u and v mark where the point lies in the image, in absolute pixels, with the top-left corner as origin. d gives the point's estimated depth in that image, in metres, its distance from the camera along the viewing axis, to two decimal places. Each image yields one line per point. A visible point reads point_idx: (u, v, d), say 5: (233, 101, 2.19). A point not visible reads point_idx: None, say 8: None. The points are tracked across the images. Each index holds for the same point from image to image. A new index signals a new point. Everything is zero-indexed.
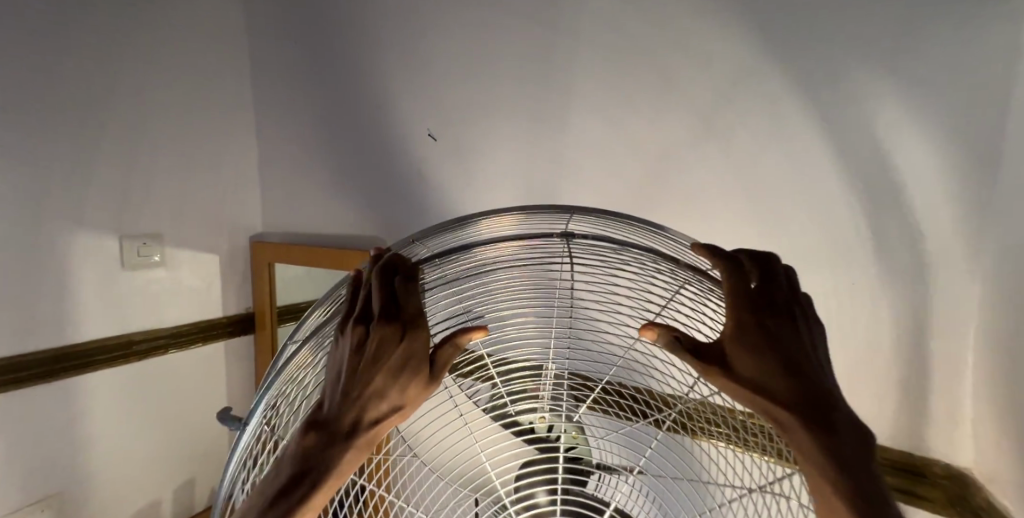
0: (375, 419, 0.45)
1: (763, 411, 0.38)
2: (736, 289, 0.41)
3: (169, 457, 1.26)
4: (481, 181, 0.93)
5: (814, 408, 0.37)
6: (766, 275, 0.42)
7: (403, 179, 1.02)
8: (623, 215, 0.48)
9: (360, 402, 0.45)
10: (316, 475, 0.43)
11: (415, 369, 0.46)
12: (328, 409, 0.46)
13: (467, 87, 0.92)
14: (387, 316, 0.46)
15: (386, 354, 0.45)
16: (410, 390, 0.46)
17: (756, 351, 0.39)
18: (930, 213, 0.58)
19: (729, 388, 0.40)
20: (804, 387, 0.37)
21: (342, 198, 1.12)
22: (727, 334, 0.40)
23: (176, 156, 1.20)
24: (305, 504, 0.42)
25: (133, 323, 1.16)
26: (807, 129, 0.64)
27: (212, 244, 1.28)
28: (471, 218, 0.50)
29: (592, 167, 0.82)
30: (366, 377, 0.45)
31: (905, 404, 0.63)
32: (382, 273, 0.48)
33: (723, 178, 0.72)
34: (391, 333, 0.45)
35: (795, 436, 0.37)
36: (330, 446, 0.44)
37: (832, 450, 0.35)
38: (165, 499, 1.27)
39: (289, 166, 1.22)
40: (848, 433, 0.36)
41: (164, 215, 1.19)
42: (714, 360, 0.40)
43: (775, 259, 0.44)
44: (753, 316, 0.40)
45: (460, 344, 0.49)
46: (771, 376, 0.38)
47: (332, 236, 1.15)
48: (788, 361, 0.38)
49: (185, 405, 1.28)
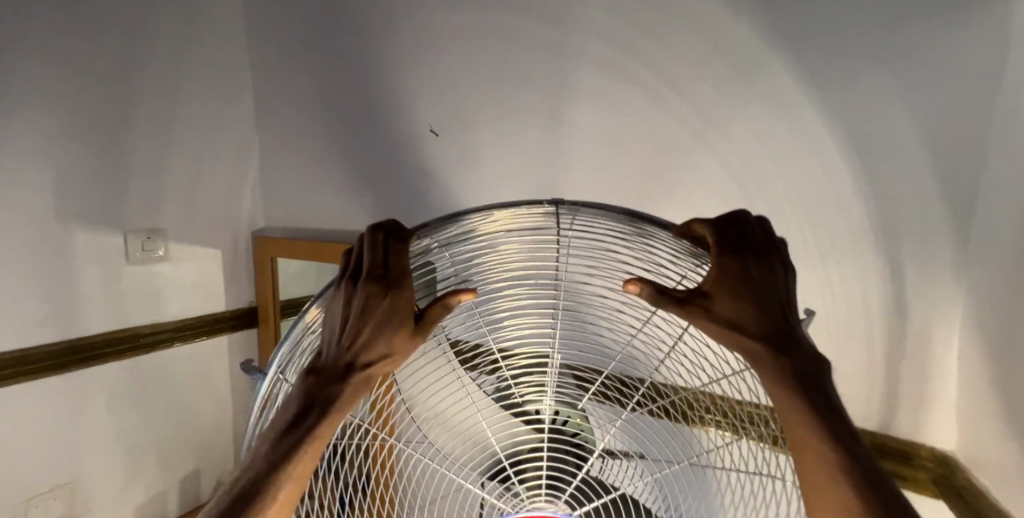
0: (366, 364, 0.50)
1: (742, 350, 0.41)
2: (722, 230, 0.44)
3: (176, 448, 1.28)
4: (482, 175, 0.94)
5: (782, 341, 0.40)
6: (740, 227, 0.44)
7: (405, 173, 1.03)
8: (612, 208, 0.47)
9: (353, 351, 0.50)
10: (318, 411, 0.48)
11: (401, 320, 0.50)
12: (326, 357, 0.51)
13: (468, 81, 0.93)
14: (372, 274, 0.49)
15: (372, 307, 0.49)
16: (397, 339, 0.50)
17: (735, 292, 0.41)
18: (923, 205, 0.59)
19: (706, 326, 0.42)
20: (775, 327, 0.41)
21: (344, 192, 1.13)
22: (709, 279, 0.42)
23: (180, 152, 1.21)
24: (309, 436, 0.47)
25: (140, 317, 1.17)
26: (802, 123, 0.65)
27: (216, 239, 1.29)
28: (470, 211, 0.50)
29: (592, 160, 0.83)
30: (356, 329, 0.49)
31: (898, 391, 0.64)
32: (370, 235, 0.51)
33: (722, 170, 0.72)
34: (377, 290, 0.49)
35: (763, 364, 0.40)
36: (328, 386, 0.49)
37: (798, 377, 0.39)
38: (172, 488, 1.29)
39: (291, 160, 1.23)
40: (809, 365, 0.40)
41: (169, 210, 1.20)
42: (699, 302, 0.42)
43: (750, 213, 0.46)
44: (738, 261, 0.42)
45: (447, 304, 0.51)
46: (745, 314, 0.41)
47: (334, 231, 1.16)
48: (762, 304, 0.41)
49: (191, 397, 1.30)
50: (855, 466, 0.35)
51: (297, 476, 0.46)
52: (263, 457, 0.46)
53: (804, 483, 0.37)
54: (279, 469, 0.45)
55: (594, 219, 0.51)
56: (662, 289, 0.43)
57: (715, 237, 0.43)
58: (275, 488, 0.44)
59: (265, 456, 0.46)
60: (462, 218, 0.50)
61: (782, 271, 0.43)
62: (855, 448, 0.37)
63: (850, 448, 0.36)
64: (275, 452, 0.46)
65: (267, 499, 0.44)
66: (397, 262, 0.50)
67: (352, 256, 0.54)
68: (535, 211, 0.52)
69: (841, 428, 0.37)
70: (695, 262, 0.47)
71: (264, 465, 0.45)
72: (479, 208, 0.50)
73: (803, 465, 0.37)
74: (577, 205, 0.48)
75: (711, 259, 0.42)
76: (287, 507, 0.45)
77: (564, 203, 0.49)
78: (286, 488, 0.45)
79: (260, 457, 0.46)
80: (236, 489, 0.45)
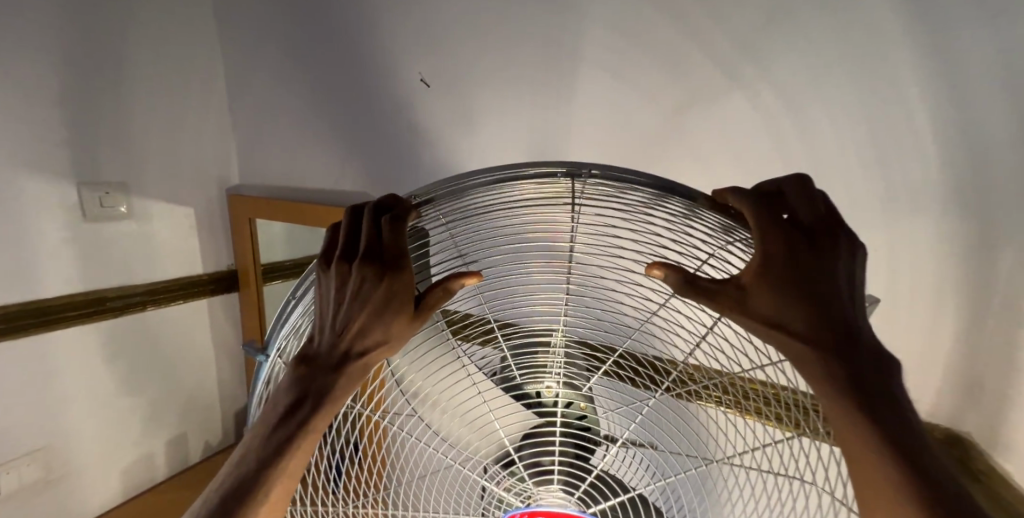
0: (362, 353, 0.43)
1: (783, 347, 0.37)
2: (763, 202, 0.37)
3: (157, 412, 1.24)
4: (478, 136, 0.85)
5: (839, 335, 0.35)
6: (778, 197, 0.38)
7: (395, 125, 0.93)
8: (633, 176, 0.39)
9: (346, 340, 0.43)
10: (311, 403, 0.42)
11: (399, 305, 0.43)
12: (319, 344, 0.44)
13: (462, 25, 0.82)
14: (367, 253, 0.42)
15: (368, 291, 0.42)
16: (396, 325, 0.43)
17: (780, 283, 0.36)
18: (985, 172, 0.52)
19: (744, 323, 0.37)
20: (824, 322, 0.35)
21: (327, 145, 1.03)
22: (747, 269, 0.37)
23: (143, 100, 1.10)
24: (302, 431, 0.41)
25: (105, 279, 1.10)
26: (841, 79, 0.58)
27: (187, 197, 1.21)
28: (478, 175, 0.42)
29: (602, 117, 0.75)
30: (348, 316, 0.43)
31: (949, 367, 0.59)
32: (370, 212, 0.44)
33: (748, 135, 0.65)
34: (372, 270, 0.41)
35: (814, 362, 0.35)
36: (320, 377, 0.43)
37: (852, 380, 0.34)
38: (157, 451, 1.25)
39: (265, 113, 1.12)
40: (874, 357, 0.35)
41: (131, 164, 1.11)
42: (730, 294, 0.37)
43: (788, 181, 0.39)
44: (784, 240, 0.35)
45: (450, 288, 0.44)
46: (790, 311, 0.36)
47: (318, 188, 1.07)
48: (813, 291, 0.35)
49: (171, 361, 1.24)
50: (917, 476, 0.31)
51: (284, 483, 0.40)
52: (251, 455, 0.40)
53: (860, 493, 0.34)
54: (266, 475, 0.39)
55: (619, 189, 0.43)
56: (688, 276, 0.38)
57: (751, 210, 0.37)
58: (260, 500, 0.38)
59: (256, 453, 0.40)
60: (461, 186, 0.42)
61: (847, 242, 0.37)
62: (923, 456, 0.32)
63: (917, 457, 0.32)
64: (258, 457, 0.40)
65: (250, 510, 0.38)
66: (393, 239, 0.42)
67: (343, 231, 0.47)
68: (549, 179, 0.43)
69: (903, 431, 0.33)
70: (735, 241, 0.41)
71: (247, 473, 0.39)
72: (489, 174, 0.42)
73: (855, 467, 0.34)
74: (596, 171, 0.40)
75: (751, 230, 0.36)
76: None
77: (579, 167, 0.41)
78: (273, 496, 0.39)
79: (246, 457, 0.40)
80: (213, 501, 0.38)
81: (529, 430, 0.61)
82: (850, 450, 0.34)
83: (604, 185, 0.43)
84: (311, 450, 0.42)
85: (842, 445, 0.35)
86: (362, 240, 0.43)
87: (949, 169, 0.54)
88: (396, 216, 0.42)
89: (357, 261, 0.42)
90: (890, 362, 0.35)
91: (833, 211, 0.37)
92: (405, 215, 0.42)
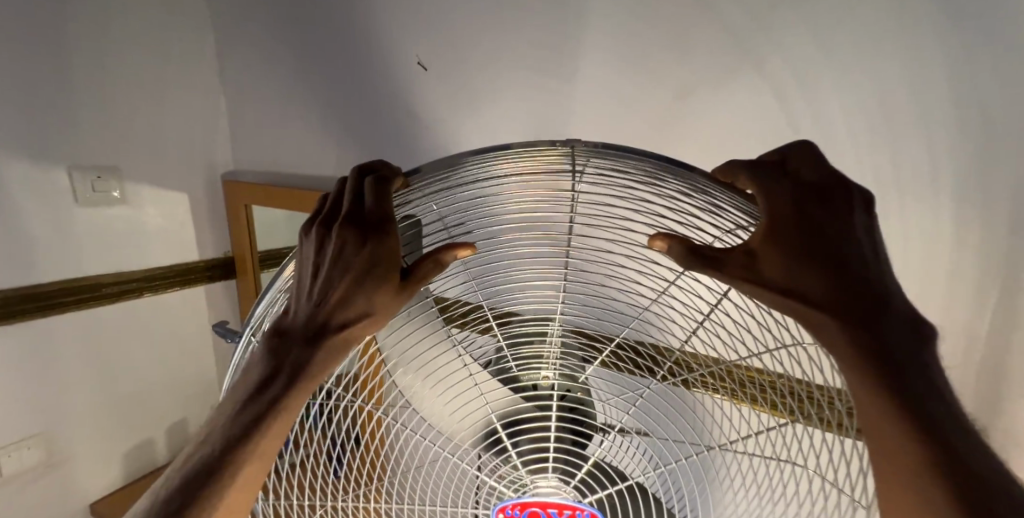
0: (343, 324, 0.42)
1: (802, 321, 0.35)
2: (776, 177, 0.37)
3: (156, 398, 1.23)
4: (477, 122, 0.83)
5: (856, 307, 0.34)
6: (794, 168, 0.37)
7: (394, 109, 0.91)
8: (632, 151, 0.39)
9: (326, 309, 0.42)
10: (286, 376, 0.41)
11: (383, 275, 0.41)
12: (296, 315, 0.43)
13: (459, 7, 0.80)
14: (349, 218, 0.41)
15: (348, 257, 0.41)
16: (380, 296, 0.42)
17: (792, 251, 0.35)
18: (1006, 158, 0.50)
19: (758, 295, 0.36)
20: (841, 293, 0.34)
21: (325, 130, 1.01)
22: (756, 235, 0.36)
23: (135, 84, 1.09)
24: (275, 405, 0.40)
25: (99, 265, 1.09)
26: (848, 65, 0.56)
27: (182, 183, 1.19)
28: (475, 153, 0.41)
29: (604, 102, 0.73)
30: (328, 284, 0.42)
31: (965, 359, 0.57)
32: (353, 177, 0.44)
33: (750, 122, 0.63)
34: (354, 235, 0.41)
35: (827, 335, 0.34)
36: (297, 348, 0.42)
37: (875, 362, 0.32)
38: (157, 437, 1.25)
39: (260, 97, 1.11)
40: (899, 339, 0.33)
41: (124, 149, 1.10)
42: (741, 264, 0.36)
43: (806, 150, 0.38)
44: (793, 212, 0.35)
45: (442, 260, 0.42)
46: (809, 282, 0.35)
47: (316, 172, 1.05)
48: (827, 263, 0.34)
49: (169, 348, 1.24)
50: (933, 466, 0.30)
51: (259, 456, 0.39)
52: (221, 432, 0.40)
53: (880, 479, 0.33)
54: (238, 446, 0.38)
55: (618, 167, 0.43)
56: (695, 248, 0.38)
57: (761, 181, 0.37)
58: (233, 474, 0.38)
59: (225, 431, 0.39)
60: (456, 161, 0.42)
61: (861, 213, 0.36)
62: (948, 444, 0.30)
63: (939, 444, 0.30)
64: (233, 429, 0.39)
65: (221, 483, 0.37)
66: (376, 202, 0.41)
67: (330, 200, 0.46)
68: (549, 156, 0.43)
69: (920, 416, 0.31)
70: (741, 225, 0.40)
71: (220, 446, 0.39)
72: (489, 151, 0.41)
73: (875, 452, 0.33)
74: (597, 147, 0.40)
75: (760, 201, 0.36)
76: (246, 494, 0.39)
77: (579, 143, 0.41)
78: (248, 470, 0.38)
79: (214, 433, 0.40)
80: (186, 474, 0.38)
81: (522, 418, 0.60)
82: (871, 438, 0.33)
83: (604, 162, 0.43)
84: (288, 425, 0.41)
85: (862, 432, 0.34)
86: (344, 205, 0.43)
87: (960, 156, 0.52)
88: (380, 178, 0.42)
89: (338, 226, 0.41)
90: (918, 345, 0.33)
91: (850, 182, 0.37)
92: (390, 178, 0.42)
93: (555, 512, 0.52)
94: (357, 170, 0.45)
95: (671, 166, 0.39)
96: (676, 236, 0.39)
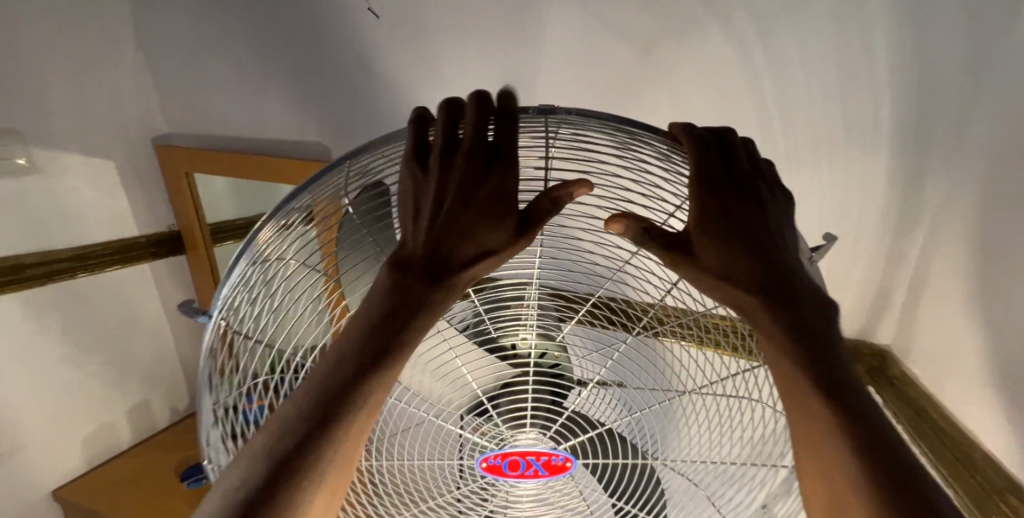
0: (464, 262, 0.37)
1: (734, 304, 0.38)
2: (701, 139, 0.39)
3: (110, 382, 1.16)
4: (436, 79, 0.78)
5: (778, 287, 0.36)
6: (725, 148, 0.40)
7: (347, 65, 0.84)
8: (600, 115, 0.39)
9: (447, 246, 0.36)
10: (407, 317, 0.36)
11: (508, 211, 0.37)
12: (410, 250, 0.38)
13: None
14: (474, 146, 0.36)
15: (475, 190, 0.36)
16: (496, 236, 0.38)
17: (722, 240, 0.37)
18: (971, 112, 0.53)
19: (695, 278, 0.38)
20: (767, 272, 0.37)
21: (270, 88, 0.92)
22: (691, 223, 0.38)
23: (27, 34, 0.93)
24: (400, 347, 0.35)
25: (17, 246, 0.97)
26: (832, 16, 0.55)
27: (104, 149, 1.07)
28: (425, 124, 0.39)
29: (578, 57, 0.69)
30: (451, 215, 0.36)
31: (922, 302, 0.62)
32: (476, 97, 0.37)
33: (725, 79, 0.62)
34: (480, 164, 0.36)
35: (757, 319, 0.37)
36: (418, 284, 0.36)
37: (796, 334, 0.35)
38: (120, 420, 1.20)
39: (186, 49, 0.98)
40: (818, 313, 0.37)
41: (26, 111, 0.95)
42: (678, 250, 0.38)
43: (735, 133, 0.41)
44: (715, 200, 0.37)
45: (560, 200, 0.39)
46: (738, 264, 0.37)
47: (263, 136, 0.96)
48: (754, 244, 0.37)
49: (118, 330, 1.16)
50: (841, 422, 0.32)
51: (376, 406, 0.34)
52: (339, 374, 0.34)
53: (797, 425, 0.36)
54: (363, 391, 0.33)
55: (589, 136, 0.42)
56: (648, 227, 0.39)
57: (692, 147, 0.38)
58: (352, 424, 0.32)
59: (343, 373, 0.33)
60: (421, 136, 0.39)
61: (782, 199, 0.41)
62: (860, 409, 0.33)
63: (849, 408, 0.33)
64: (349, 372, 0.33)
65: (341, 436, 0.32)
66: (503, 131, 0.36)
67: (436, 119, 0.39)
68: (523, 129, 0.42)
69: (838, 386, 0.34)
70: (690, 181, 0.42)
71: (322, 406, 0.32)
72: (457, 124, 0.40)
73: (794, 407, 0.36)
74: (572, 113, 0.39)
75: (691, 194, 0.37)
76: (361, 445, 0.34)
77: (554, 109, 0.40)
78: (364, 419, 0.33)
79: (326, 378, 0.34)
80: (296, 417, 0.32)
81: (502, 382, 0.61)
82: (790, 394, 0.36)
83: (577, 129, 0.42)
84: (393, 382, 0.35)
85: (781, 388, 0.37)
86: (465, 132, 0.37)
87: (920, 110, 0.55)
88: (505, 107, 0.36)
89: (463, 157, 0.36)
90: (832, 324, 0.37)
91: (764, 169, 0.41)
92: (513, 107, 0.37)
93: (534, 461, 0.53)
94: (457, 98, 0.39)
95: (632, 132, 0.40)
96: (626, 212, 0.40)
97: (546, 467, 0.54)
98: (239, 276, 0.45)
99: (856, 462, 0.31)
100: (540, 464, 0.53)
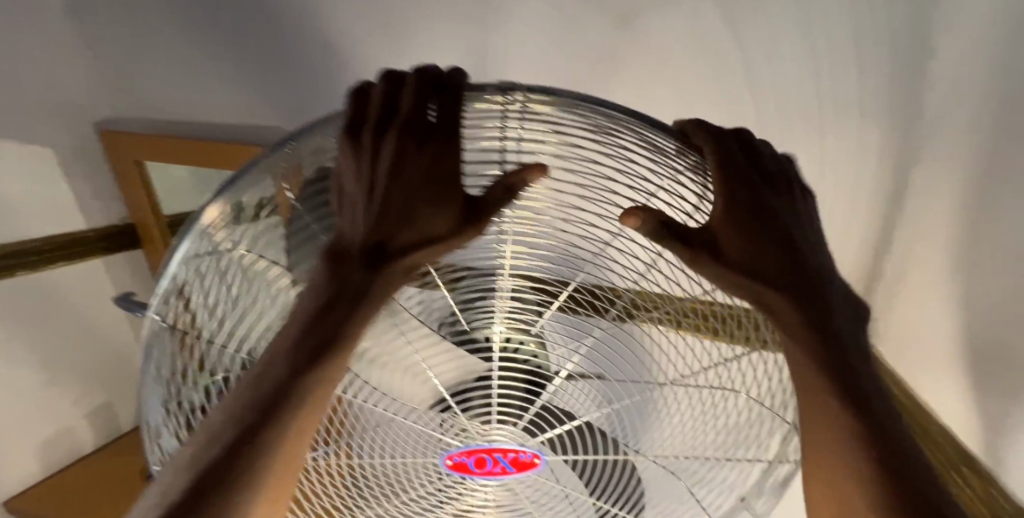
0: (404, 248, 0.31)
1: (758, 304, 0.31)
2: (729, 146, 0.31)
3: (63, 383, 1.08)
4: (401, 66, 0.69)
5: (809, 286, 0.31)
6: (751, 151, 0.33)
7: (307, 53, 0.75)
8: (545, 91, 0.29)
9: (382, 227, 0.30)
10: (342, 303, 0.30)
11: (450, 189, 0.30)
12: (351, 237, 0.32)
13: None
14: (407, 123, 0.29)
15: (404, 164, 0.29)
16: (437, 220, 0.31)
17: (751, 232, 0.30)
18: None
19: (716, 276, 0.31)
20: (797, 264, 0.31)
21: (212, 70, 0.83)
22: (716, 212, 0.30)
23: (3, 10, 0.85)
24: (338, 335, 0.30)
25: None
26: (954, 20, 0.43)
27: (56, 136, 0.96)
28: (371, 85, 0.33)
29: (645, 70, 0.58)
30: (386, 197, 0.30)
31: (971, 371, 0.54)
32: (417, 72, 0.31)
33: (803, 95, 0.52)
34: (412, 141, 0.29)
35: (784, 317, 0.31)
36: (347, 271, 0.31)
37: (825, 338, 0.30)
38: (80, 426, 1.13)
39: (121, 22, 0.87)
40: (844, 322, 0.32)
41: None
42: (703, 245, 0.30)
43: (753, 136, 0.35)
44: (744, 191, 0.30)
45: (517, 184, 0.32)
46: (765, 256, 0.30)
47: (215, 123, 0.88)
48: (781, 238, 0.31)
49: (65, 331, 1.07)
50: (858, 431, 0.28)
51: (316, 400, 0.29)
52: (272, 375, 0.29)
53: (817, 444, 0.30)
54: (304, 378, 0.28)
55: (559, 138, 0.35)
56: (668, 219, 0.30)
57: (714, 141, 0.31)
58: (284, 428, 0.27)
59: (284, 360, 0.29)
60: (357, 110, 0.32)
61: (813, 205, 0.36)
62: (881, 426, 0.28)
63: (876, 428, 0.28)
64: (284, 369, 0.29)
65: (275, 435, 0.27)
66: (439, 104, 0.29)
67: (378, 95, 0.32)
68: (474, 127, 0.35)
69: (855, 391, 0.29)
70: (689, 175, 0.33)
71: (252, 411, 0.27)
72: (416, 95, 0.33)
73: (812, 420, 0.30)
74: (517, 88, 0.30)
75: (715, 180, 0.30)
76: (287, 475, 0.28)
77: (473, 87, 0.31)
78: (303, 421, 0.28)
79: (257, 384, 0.28)
80: (212, 434, 0.27)
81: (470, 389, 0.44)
82: (806, 398, 0.31)
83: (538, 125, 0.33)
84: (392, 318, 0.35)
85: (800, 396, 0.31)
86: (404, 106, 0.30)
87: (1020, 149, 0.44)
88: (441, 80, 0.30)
89: (393, 135, 0.29)
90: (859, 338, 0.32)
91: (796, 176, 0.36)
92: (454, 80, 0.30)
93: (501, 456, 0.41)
94: (396, 76, 0.32)
95: (640, 127, 0.31)
96: (643, 206, 0.31)
97: (515, 465, 0.42)
98: (187, 254, 0.37)
99: (870, 492, 0.27)
100: (508, 461, 0.41)
